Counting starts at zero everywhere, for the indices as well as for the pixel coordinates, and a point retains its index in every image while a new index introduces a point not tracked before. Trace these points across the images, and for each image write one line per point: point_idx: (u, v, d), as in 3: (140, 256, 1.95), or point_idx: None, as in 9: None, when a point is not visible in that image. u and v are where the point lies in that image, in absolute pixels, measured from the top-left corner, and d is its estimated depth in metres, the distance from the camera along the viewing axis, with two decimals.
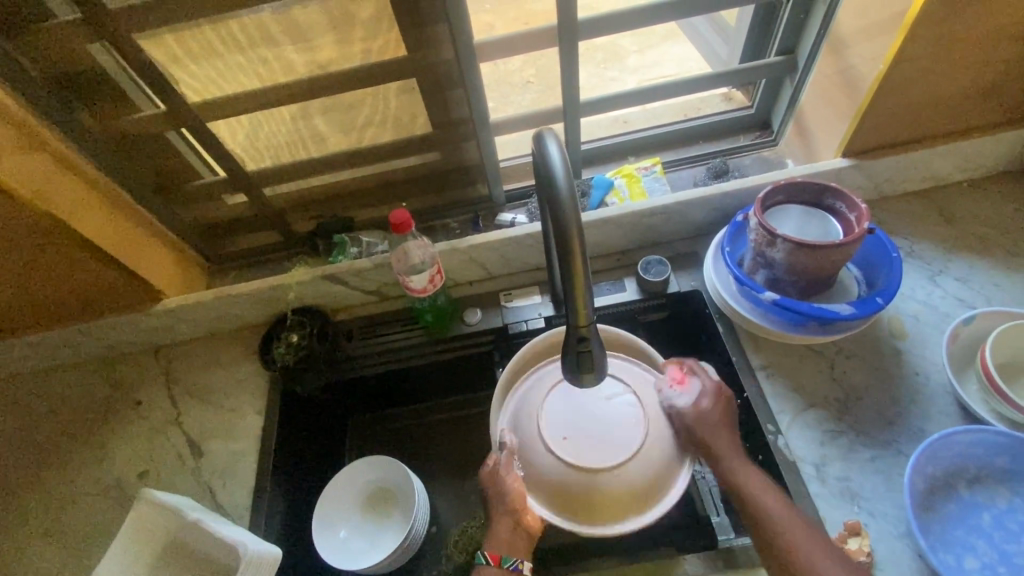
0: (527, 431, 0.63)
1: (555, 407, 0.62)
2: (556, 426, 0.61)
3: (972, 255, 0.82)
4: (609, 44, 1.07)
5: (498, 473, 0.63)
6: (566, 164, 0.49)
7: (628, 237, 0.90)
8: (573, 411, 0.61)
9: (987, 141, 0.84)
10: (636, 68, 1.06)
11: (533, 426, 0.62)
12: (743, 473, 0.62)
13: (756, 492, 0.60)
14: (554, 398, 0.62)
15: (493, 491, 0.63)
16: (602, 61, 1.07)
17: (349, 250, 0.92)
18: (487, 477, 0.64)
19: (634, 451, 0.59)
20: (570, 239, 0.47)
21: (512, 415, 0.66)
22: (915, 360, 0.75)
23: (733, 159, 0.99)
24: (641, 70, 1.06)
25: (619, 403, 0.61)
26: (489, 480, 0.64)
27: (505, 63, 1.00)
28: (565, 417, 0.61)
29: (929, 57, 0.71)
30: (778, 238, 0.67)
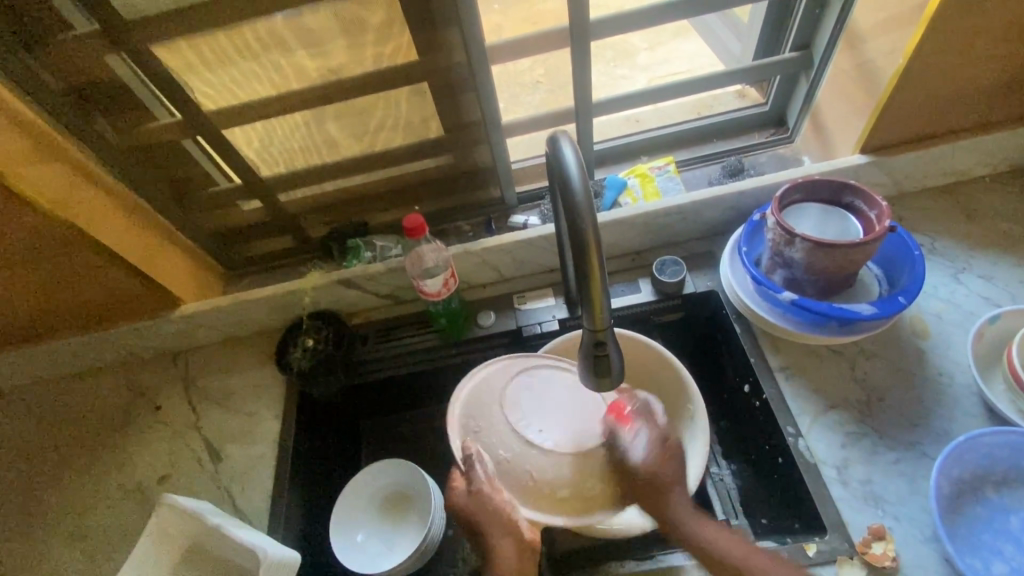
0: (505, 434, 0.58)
1: (517, 408, 0.59)
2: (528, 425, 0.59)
3: (996, 252, 0.81)
4: (619, 42, 1.06)
5: (474, 491, 0.57)
6: (581, 167, 0.49)
7: (642, 238, 0.89)
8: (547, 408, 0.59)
9: (1011, 135, 0.82)
10: (647, 66, 1.06)
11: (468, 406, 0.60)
12: (701, 526, 0.60)
13: (715, 540, 0.59)
14: (516, 396, 0.60)
15: (480, 515, 0.58)
16: (613, 58, 1.06)
17: (364, 254, 0.91)
18: (461, 501, 0.59)
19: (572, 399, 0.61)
20: (587, 243, 0.47)
21: (471, 423, 0.59)
22: (939, 360, 0.73)
23: (748, 157, 0.97)
24: (653, 67, 1.05)
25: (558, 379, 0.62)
26: (463, 503, 0.59)
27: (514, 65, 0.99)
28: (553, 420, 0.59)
29: (950, 50, 0.70)
30: (796, 238, 0.66)
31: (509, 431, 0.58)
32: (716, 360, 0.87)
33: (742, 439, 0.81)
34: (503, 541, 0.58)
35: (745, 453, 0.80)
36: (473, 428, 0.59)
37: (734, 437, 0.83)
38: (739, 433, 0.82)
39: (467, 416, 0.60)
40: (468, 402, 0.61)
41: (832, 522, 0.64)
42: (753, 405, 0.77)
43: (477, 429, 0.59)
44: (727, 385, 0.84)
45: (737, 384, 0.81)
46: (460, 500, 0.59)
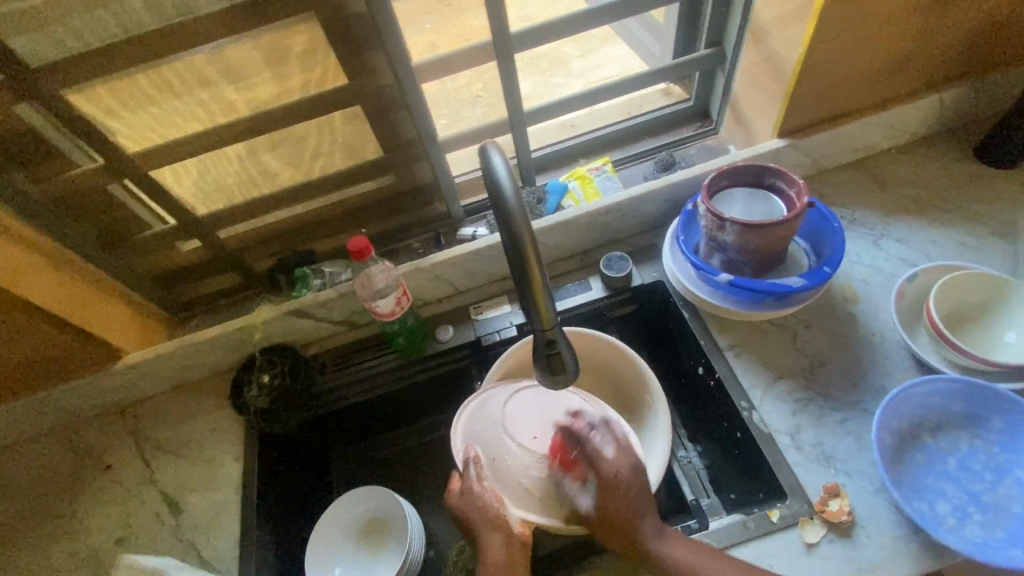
0: (497, 439, 0.66)
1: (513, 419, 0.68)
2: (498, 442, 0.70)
3: (908, 217, 0.87)
4: (551, 52, 1.05)
5: (472, 493, 0.64)
6: (511, 173, 0.50)
7: (587, 237, 0.92)
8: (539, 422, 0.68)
9: (907, 109, 0.89)
10: (580, 74, 1.07)
11: (484, 420, 0.68)
12: (678, 547, 0.59)
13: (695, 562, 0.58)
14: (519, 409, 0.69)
15: (471, 511, 0.63)
16: (547, 69, 1.05)
17: (313, 281, 0.90)
18: (455, 500, 0.64)
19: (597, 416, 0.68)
20: (523, 247, 0.48)
21: (473, 430, 0.68)
22: (870, 321, 0.79)
23: (678, 151, 1.02)
24: (586, 74, 1.06)
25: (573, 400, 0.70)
26: (458, 503, 0.64)
27: (451, 80, 0.93)
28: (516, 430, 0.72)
29: (840, 37, 0.76)
30: (726, 222, 0.70)
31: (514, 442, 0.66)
32: (671, 345, 0.90)
33: (703, 420, 0.84)
34: (493, 536, 0.62)
35: (708, 433, 0.83)
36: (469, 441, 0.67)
37: (696, 418, 0.86)
38: (700, 414, 0.85)
39: (474, 422, 0.68)
40: (474, 404, 0.70)
41: (791, 486, 0.68)
42: (708, 384, 0.80)
43: (478, 435, 0.67)
44: (683, 370, 0.87)
45: (692, 368, 0.84)
46: (455, 499, 0.64)
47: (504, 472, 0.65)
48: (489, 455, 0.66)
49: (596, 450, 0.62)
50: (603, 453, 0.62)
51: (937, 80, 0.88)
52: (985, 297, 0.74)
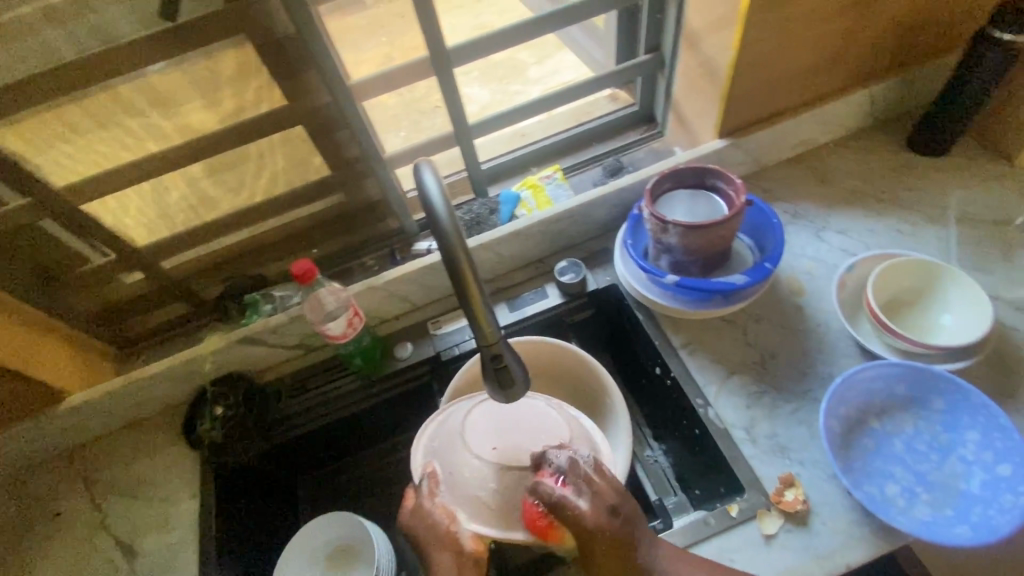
0: (456, 452, 0.60)
1: (475, 432, 0.61)
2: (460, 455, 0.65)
3: (847, 208, 0.90)
4: (508, 60, 1.10)
5: (425, 508, 0.58)
6: (443, 191, 0.50)
7: (541, 245, 0.93)
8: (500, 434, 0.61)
9: (840, 104, 0.92)
10: (537, 79, 1.10)
11: (443, 434, 0.62)
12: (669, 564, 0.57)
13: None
14: (480, 421, 0.62)
15: (421, 529, 0.58)
16: (505, 76, 1.08)
17: (263, 307, 0.88)
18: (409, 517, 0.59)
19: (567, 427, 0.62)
20: (460, 264, 0.48)
21: (434, 447, 0.62)
22: (816, 312, 0.81)
23: (626, 155, 1.04)
24: (543, 79, 1.09)
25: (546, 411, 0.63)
26: (411, 522, 0.58)
27: (410, 91, 0.94)
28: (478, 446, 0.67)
29: (767, 39, 0.78)
30: (669, 224, 0.72)
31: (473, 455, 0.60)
32: (628, 347, 0.90)
33: (665, 419, 0.85)
34: (443, 555, 0.56)
35: (670, 431, 0.84)
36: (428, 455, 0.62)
37: (658, 418, 0.87)
38: (661, 413, 0.86)
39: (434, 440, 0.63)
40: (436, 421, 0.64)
41: (748, 480, 0.69)
42: (665, 383, 0.81)
43: (438, 450, 0.62)
44: (643, 371, 0.88)
45: (650, 368, 0.85)
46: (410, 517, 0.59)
47: (458, 485, 0.58)
48: (447, 470, 0.60)
49: (574, 511, 0.54)
50: (581, 512, 0.54)
51: (868, 76, 0.91)
52: (922, 282, 0.77)
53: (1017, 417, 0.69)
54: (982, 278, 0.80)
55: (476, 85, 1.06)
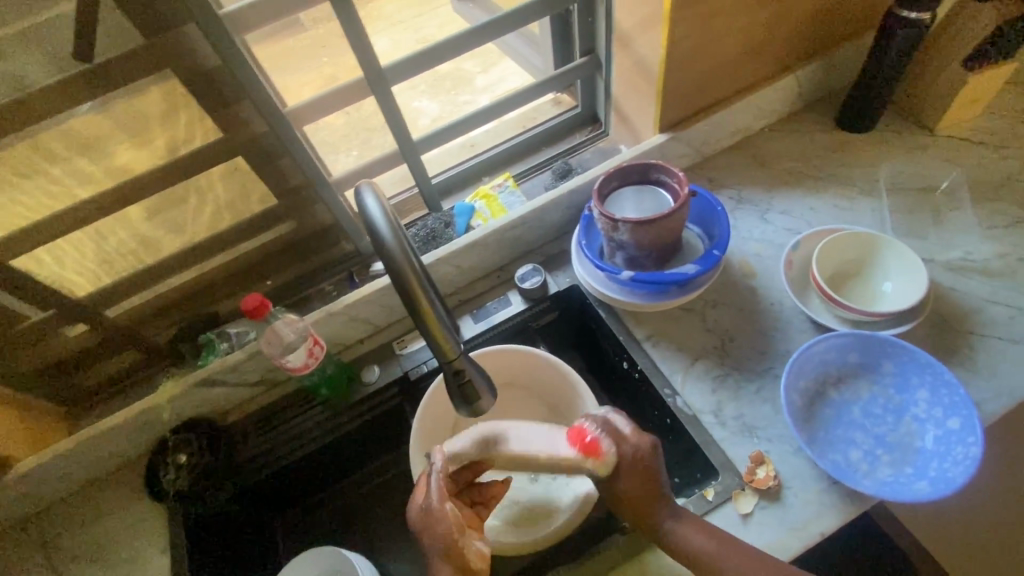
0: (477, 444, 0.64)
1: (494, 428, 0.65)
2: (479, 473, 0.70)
3: (787, 189, 0.94)
4: (455, 72, 1.19)
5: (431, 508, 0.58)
6: (386, 213, 0.50)
7: (498, 254, 0.93)
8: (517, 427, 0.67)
9: (770, 90, 0.96)
10: (484, 87, 1.17)
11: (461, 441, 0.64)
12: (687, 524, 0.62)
13: (704, 545, 0.60)
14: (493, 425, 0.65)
15: (429, 530, 0.57)
16: (453, 86, 1.17)
17: (219, 347, 0.85)
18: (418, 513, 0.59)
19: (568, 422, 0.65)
20: (410, 284, 0.48)
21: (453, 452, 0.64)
22: (768, 291, 0.83)
23: (574, 157, 1.05)
24: (490, 86, 1.16)
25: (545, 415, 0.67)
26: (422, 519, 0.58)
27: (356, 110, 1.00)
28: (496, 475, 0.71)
29: (693, 35, 0.81)
30: (618, 222, 0.74)
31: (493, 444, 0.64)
32: (596, 345, 0.91)
33: (637, 412, 0.86)
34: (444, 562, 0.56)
35: (644, 424, 0.85)
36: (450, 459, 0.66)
37: (631, 413, 0.88)
38: (633, 407, 0.87)
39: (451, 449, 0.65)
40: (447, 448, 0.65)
41: (721, 463, 0.70)
42: (634, 376, 0.83)
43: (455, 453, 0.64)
44: (612, 367, 0.89)
45: (619, 364, 0.86)
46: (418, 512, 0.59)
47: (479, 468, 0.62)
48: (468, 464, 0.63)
49: (618, 432, 0.63)
50: (624, 434, 0.62)
51: (793, 62, 0.95)
52: (862, 254, 0.81)
53: (961, 372, 0.73)
54: (916, 244, 0.85)
55: (425, 97, 1.14)
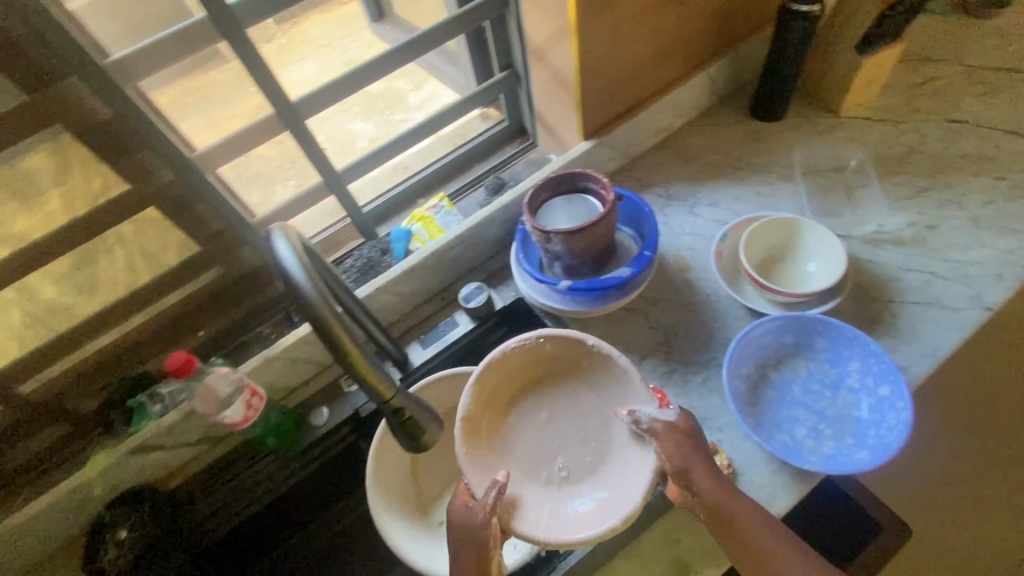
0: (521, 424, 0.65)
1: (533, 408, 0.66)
2: (498, 463, 0.61)
3: (712, 181, 0.97)
4: (387, 91, 1.11)
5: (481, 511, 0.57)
6: (297, 256, 0.48)
7: (439, 276, 0.92)
8: (555, 402, 0.66)
9: (685, 89, 0.99)
10: (419, 105, 1.11)
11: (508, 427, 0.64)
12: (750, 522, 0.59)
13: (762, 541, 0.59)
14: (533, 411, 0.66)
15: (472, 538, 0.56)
16: (386, 107, 1.10)
17: (153, 409, 0.78)
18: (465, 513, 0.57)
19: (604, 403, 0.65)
20: (328, 326, 0.46)
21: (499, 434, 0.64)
22: (705, 283, 0.86)
23: (507, 170, 1.05)
24: (425, 104, 1.11)
25: (579, 399, 0.66)
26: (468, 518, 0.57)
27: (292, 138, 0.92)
28: (508, 503, 0.58)
29: (601, 44, 0.83)
30: (550, 234, 0.75)
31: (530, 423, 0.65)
32: None
33: None
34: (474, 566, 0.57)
35: None
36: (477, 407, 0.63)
37: None
38: None
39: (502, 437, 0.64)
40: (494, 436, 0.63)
41: None
42: None
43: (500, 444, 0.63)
44: None
45: None
46: (467, 515, 0.57)
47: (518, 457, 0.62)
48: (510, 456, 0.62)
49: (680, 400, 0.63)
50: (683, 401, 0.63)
51: (702, 60, 0.99)
52: (785, 238, 0.84)
53: (886, 340, 0.77)
54: (834, 222, 0.89)
55: (359, 120, 1.06)
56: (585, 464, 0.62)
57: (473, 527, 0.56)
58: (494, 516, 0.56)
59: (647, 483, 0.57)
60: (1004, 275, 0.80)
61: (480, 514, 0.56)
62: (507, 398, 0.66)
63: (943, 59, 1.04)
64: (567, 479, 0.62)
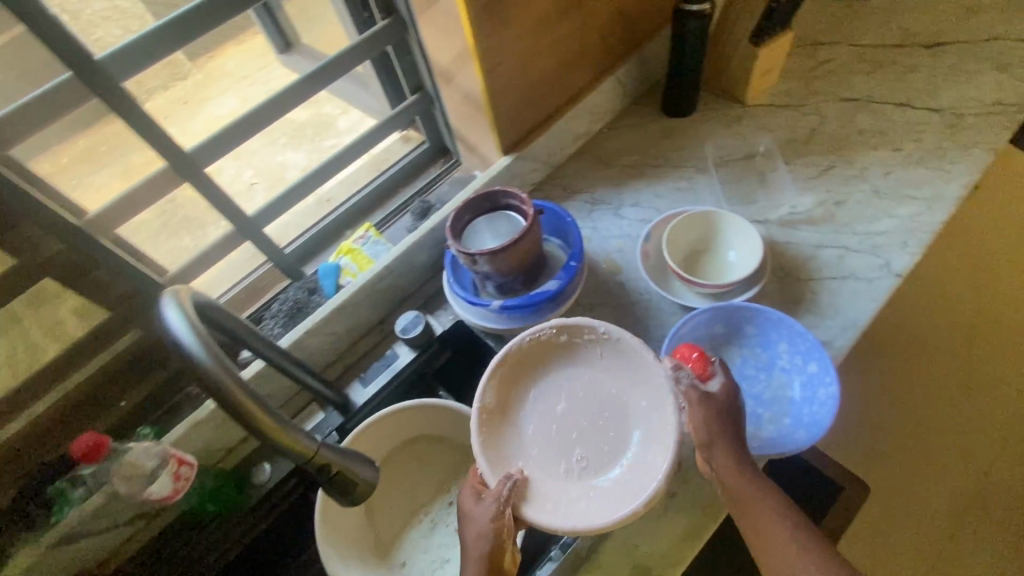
0: (540, 417, 0.70)
1: (551, 402, 0.71)
2: (515, 456, 0.67)
3: (633, 181, 0.99)
4: (316, 118, 1.07)
5: (489, 501, 0.63)
6: (190, 323, 0.46)
7: (373, 309, 0.89)
8: (573, 397, 0.71)
9: (597, 93, 1.00)
10: (349, 129, 1.06)
11: (526, 421, 0.70)
12: (753, 492, 0.61)
13: (764, 512, 0.60)
14: (550, 404, 0.71)
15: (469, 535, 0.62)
16: (316, 134, 1.07)
17: (76, 494, 0.70)
18: (471, 504, 0.64)
19: (618, 392, 0.70)
20: (231, 394, 0.44)
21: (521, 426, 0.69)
22: (637, 283, 0.87)
23: (433, 192, 1.04)
24: (354, 128, 1.06)
25: (593, 389, 0.71)
26: (471, 510, 0.63)
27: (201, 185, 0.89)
28: (527, 493, 0.63)
29: (505, 60, 0.83)
30: (475, 256, 0.74)
31: (549, 415, 0.70)
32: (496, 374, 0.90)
33: None
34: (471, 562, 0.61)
35: None
36: (494, 403, 0.70)
37: None
38: None
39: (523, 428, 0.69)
40: (513, 428, 0.69)
41: None
42: None
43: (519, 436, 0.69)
44: None
45: None
46: (472, 509, 0.63)
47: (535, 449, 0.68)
48: (529, 449, 0.68)
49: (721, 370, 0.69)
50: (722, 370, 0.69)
51: (610, 64, 1.01)
52: (704, 231, 0.87)
53: (808, 318, 0.80)
54: (750, 209, 0.93)
55: (289, 150, 1.05)
56: (604, 450, 0.67)
57: (480, 521, 0.61)
58: (504, 507, 0.61)
59: (661, 474, 0.61)
60: (909, 241, 0.85)
61: (491, 509, 0.62)
62: (525, 395, 0.71)
63: (833, 40, 1.10)
64: (588, 467, 0.66)
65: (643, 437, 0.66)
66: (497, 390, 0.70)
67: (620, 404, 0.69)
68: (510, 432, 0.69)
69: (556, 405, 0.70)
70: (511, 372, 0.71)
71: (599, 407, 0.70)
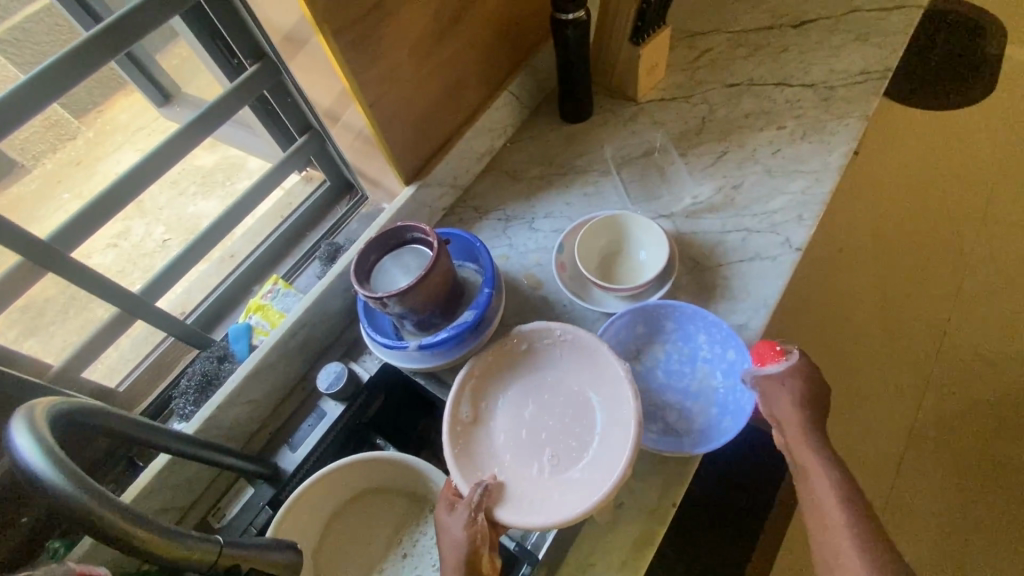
0: (508, 423, 0.72)
1: (518, 407, 0.73)
2: (486, 463, 0.69)
3: (542, 193, 0.99)
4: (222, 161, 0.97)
5: (463, 511, 0.63)
6: (39, 444, 0.45)
7: (291, 366, 0.85)
8: (540, 399, 0.74)
9: (492, 110, 1.00)
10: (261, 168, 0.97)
11: (496, 429, 0.72)
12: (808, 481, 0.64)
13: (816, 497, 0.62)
14: (518, 410, 0.73)
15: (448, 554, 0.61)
16: (228, 177, 0.97)
17: None
18: (448, 513, 0.64)
19: (580, 389, 0.72)
20: (90, 511, 0.44)
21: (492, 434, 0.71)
22: (558, 296, 0.87)
23: (342, 231, 1.00)
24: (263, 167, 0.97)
25: (558, 388, 0.74)
26: (445, 521, 0.64)
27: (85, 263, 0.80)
28: (500, 497, 0.65)
29: (386, 94, 0.81)
30: (384, 299, 0.72)
31: (519, 420, 0.72)
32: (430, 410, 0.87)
33: None
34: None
35: None
36: (468, 415, 0.72)
37: None
38: None
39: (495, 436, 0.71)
40: (485, 435, 0.71)
41: None
42: None
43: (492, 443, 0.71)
44: None
45: None
46: (450, 522, 0.63)
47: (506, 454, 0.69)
48: (501, 455, 0.70)
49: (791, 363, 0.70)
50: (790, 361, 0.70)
51: (499, 80, 1.01)
52: (613, 235, 0.89)
53: (722, 305, 0.82)
54: (655, 205, 0.95)
55: (200, 199, 0.94)
56: (571, 448, 0.69)
57: (456, 532, 0.62)
58: (477, 513, 0.62)
59: (625, 459, 0.63)
60: (803, 215, 0.89)
61: (465, 516, 0.63)
62: (494, 404, 0.74)
63: (711, 30, 1.15)
64: (559, 465, 0.68)
65: (605, 426, 0.69)
66: (472, 403, 0.73)
67: (582, 401, 0.72)
68: (483, 441, 0.71)
69: (524, 410, 0.73)
70: (480, 383, 0.74)
71: (563, 407, 0.72)
